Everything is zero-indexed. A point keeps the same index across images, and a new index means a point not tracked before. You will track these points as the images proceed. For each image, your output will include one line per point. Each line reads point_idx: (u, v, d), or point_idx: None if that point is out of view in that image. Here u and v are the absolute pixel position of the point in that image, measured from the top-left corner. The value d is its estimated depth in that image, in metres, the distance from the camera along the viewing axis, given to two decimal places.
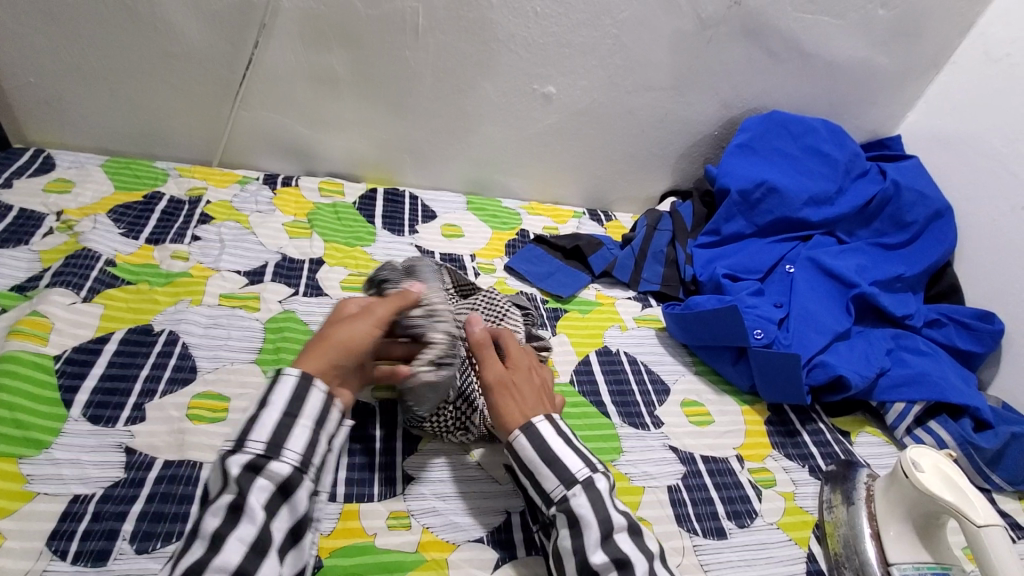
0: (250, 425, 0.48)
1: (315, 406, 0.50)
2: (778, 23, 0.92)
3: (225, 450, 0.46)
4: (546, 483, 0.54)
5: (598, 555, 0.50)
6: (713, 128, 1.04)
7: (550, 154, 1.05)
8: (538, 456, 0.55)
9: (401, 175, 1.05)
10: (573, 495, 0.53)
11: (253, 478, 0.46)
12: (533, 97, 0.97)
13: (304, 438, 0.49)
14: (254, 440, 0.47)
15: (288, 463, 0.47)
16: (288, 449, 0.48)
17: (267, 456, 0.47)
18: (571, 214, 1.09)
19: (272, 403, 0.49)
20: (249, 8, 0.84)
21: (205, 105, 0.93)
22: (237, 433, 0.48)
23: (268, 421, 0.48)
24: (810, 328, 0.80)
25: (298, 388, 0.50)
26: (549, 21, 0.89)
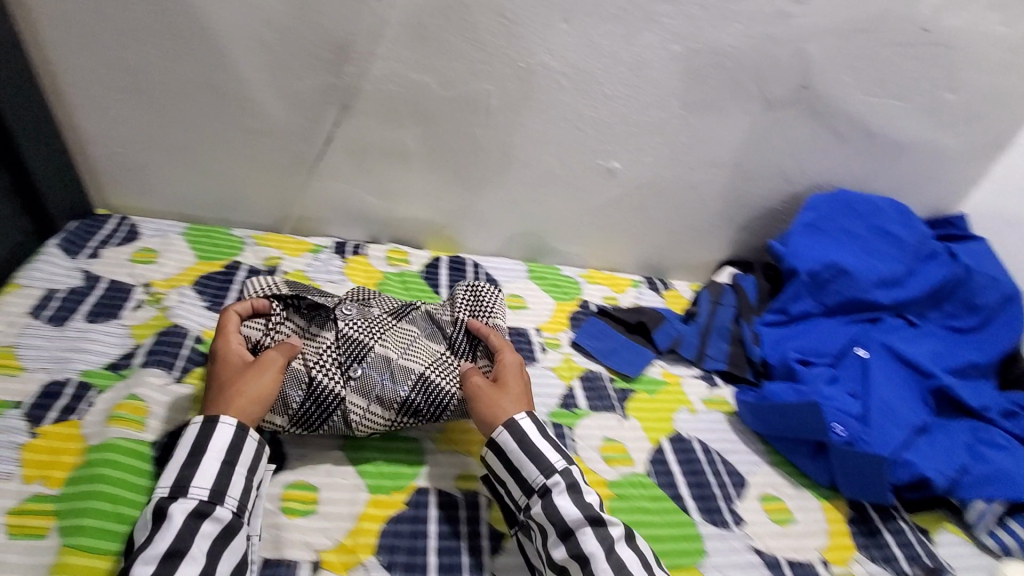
0: (188, 472, 0.55)
1: (248, 454, 0.59)
2: (845, 104, 0.94)
3: (164, 497, 0.54)
4: (513, 491, 0.64)
5: (560, 552, 0.59)
6: (773, 203, 1.04)
7: (611, 224, 1.06)
8: (502, 469, 0.65)
9: (462, 241, 1.08)
10: (533, 502, 0.62)
11: (194, 525, 0.53)
12: (598, 171, 0.99)
13: (240, 485, 0.57)
14: (196, 486, 0.55)
15: (230, 509, 0.55)
16: (228, 497, 0.56)
17: (210, 502, 0.54)
18: (629, 283, 1.10)
19: (209, 451, 0.57)
20: (331, 89, 0.88)
21: (281, 176, 0.97)
22: (176, 480, 0.55)
23: (209, 470, 0.56)
24: (889, 419, 0.78)
25: (235, 438, 0.59)
26: (618, 102, 0.91)
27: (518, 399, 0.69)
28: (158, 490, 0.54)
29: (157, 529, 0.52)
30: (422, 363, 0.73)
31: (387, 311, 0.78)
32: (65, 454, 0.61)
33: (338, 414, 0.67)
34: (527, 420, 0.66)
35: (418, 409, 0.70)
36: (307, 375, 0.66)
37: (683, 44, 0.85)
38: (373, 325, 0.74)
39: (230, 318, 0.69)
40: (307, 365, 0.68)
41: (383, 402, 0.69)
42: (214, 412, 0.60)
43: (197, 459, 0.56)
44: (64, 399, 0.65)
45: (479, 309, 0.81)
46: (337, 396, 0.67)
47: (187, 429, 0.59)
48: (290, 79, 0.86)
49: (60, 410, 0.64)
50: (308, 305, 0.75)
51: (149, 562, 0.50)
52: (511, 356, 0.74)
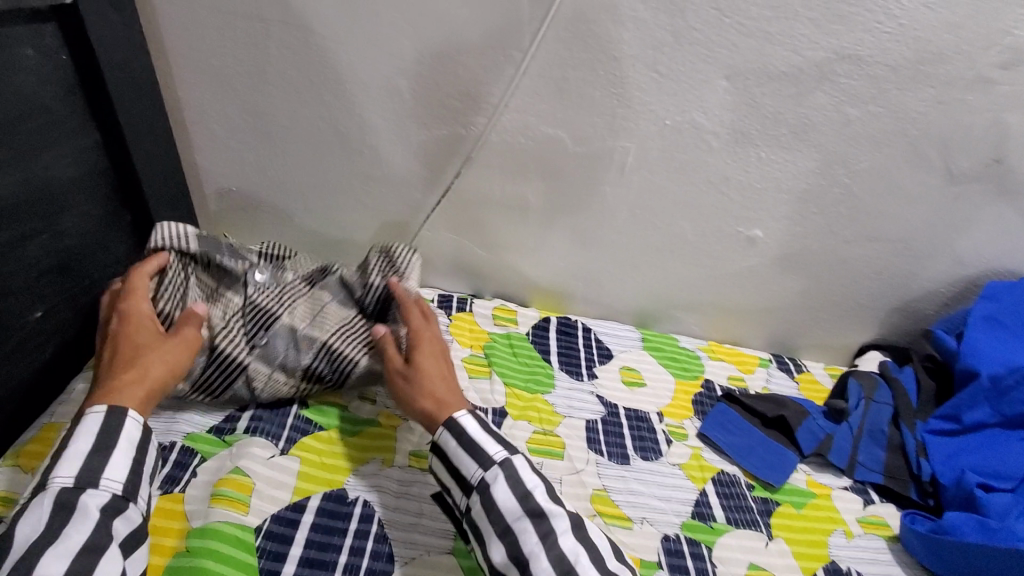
0: (97, 462, 0.52)
1: (151, 443, 0.56)
2: None
3: (68, 489, 0.50)
4: (454, 494, 0.60)
5: (498, 554, 0.54)
6: (938, 286, 0.90)
7: (740, 295, 0.95)
8: (449, 475, 0.60)
9: (571, 301, 1.00)
10: (473, 501, 0.57)
11: (111, 523, 0.50)
12: (735, 239, 0.89)
13: (145, 474, 0.55)
14: (109, 478, 0.52)
15: (140, 503, 0.53)
16: (140, 492, 0.53)
17: (124, 496, 0.52)
18: (756, 360, 0.96)
19: (120, 442, 0.54)
20: (458, 139, 0.83)
21: (393, 224, 0.92)
22: (83, 471, 0.51)
23: (121, 461, 0.53)
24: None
25: (141, 427, 0.56)
26: (771, 166, 0.81)
27: (450, 386, 0.67)
28: (60, 482, 0.50)
29: (70, 522, 0.48)
30: (304, 330, 0.76)
31: (303, 280, 0.81)
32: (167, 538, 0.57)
33: (240, 381, 0.70)
34: (468, 416, 0.62)
35: (326, 378, 0.73)
36: (248, 349, 0.72)
37: (861, 106, 0.75)
38: (282, 296, 0.78)
39: (139, 279, 0.69)
40: (221, 340, 0.71)
41: (263, 361, 0.72)
42: (116, 400, 0.56)
43: (106, 451, 0.53)
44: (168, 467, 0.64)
45: (392, 269, 0.80)
46: (239, 363, 0.70)
47: (87, 417, 0.54)
48: (417, 127, 0.82)
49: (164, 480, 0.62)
50: (246, 302, 0.76)
51: (61, 558, 0.46)
52: (434, 336, 0.72)
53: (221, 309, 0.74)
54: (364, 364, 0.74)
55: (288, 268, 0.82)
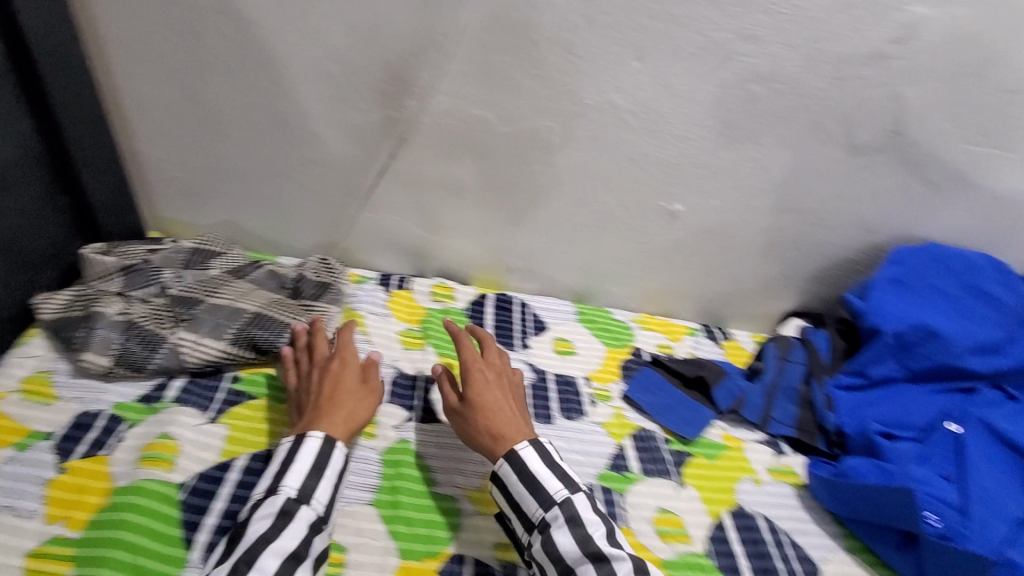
0: (277, 479, 0.58)
1: (337, 462, 0.60)
2: (944, 152, 0.83)
3: (292, 499, 0.56)
4: (524, 511, 0.60)
5: None
6: (848, 253, 0.96)
7: (668, 268, 1.00)
8: (506, 498, 0.62)
9: (510, 278, 1.04)
10: (538, 532, 0.59)
11: (312, 538, 0.55)
12: (658, 213, 0.93)
13: (329, 493, 0.58)
14: (317, 498, 0.57)
15: (315, 510, 0.57)
16: (315, 499, 0.57)
17: (296, 500, 0.56)
18: (685, 330, 1.03)
19: (326, 470, 0.59)
20: (390, 123, 0.86)
21: (334, 206, 0.96)
22: (302, 488, 0.57)
23: (300, 471, 0.58)
24: (991, 508, 0.68)
25: (320, 449, 0.60)
26: (687, 143, 0.86)
27: (539, 426, 0.66)
28: (287, 492, 0.56)
29: (286, 528, 0.54)
30: (241, 303, 0.80)
31: (225, 272, 0.86)
32: (89, 495, 0.60)
33: (164, 352, 0.73)
34: (529, 449, 0.62)
35: (257, 344, 0.76)
36: (163, 330, 0.75)
37: (765, 83, 0.79)
38: (209, 285, 0.83)
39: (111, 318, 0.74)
40: (140, 320, 0.76)
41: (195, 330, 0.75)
42: (325, 428, 0.63)
43: (320, 473, 0.59)
44: (96, 432, 0.66)
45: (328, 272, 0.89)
46: (165, 337, 0.74)
47: (307, 439, 0.61)
48: (349, 111, 0.85)
49: (90, 445, 0.65)
50: (165, 294, 0.81)
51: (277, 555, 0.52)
52: (492, 368, 0.73)
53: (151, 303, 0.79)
54: (281, 337, 0.77)
55: (213, 262, 0.87)
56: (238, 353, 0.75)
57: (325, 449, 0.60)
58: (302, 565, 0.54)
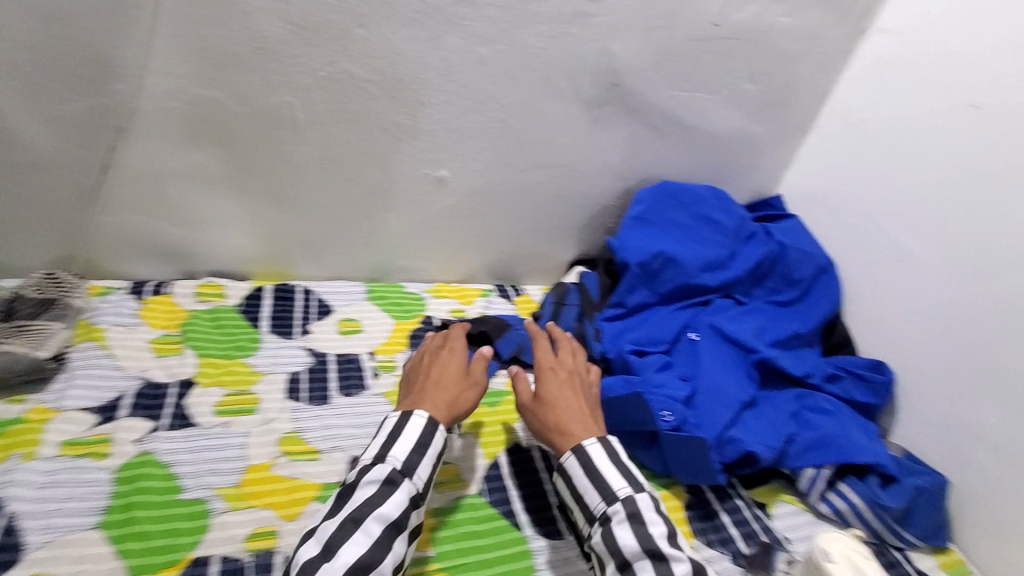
0: (415, 458, 0.63)
1: (439, 442, 0.66)
2: (655, 100, 0.95)
3: (396, 469, 0.61)
4: (590, 501, 0.63)
5: None
6: (607, 199, 1.06)
7: (452, 235, 1.03)
8: (580, 471, 0.65)
9: (294, 267, 1.00)
10: (593, 530, 0.62)
11: (412, 510, 0.60)
12: (426, 180, 0.95)
13: (426, 469, 0.64)
14: (391, 457, 0.62)
15: (415, 485, 0.62)
16: (416, 474, 0.63)
17: (400, 472, 0.62)
18: (478, 293, 1.08)
19: (432, 446, 0.65)
20: (103, 111, 0.77)
21: (62, 214, 0.84)
22: (358, 469, 0.61)
23: (404, 443, 0.64)
24: (712, 396, 0.80)
25: (426, 429, 0.65)
26: (433, 108, 0.87)
27: (587, 421, 0.69)
28: (393, 461, 0.62)
29: (389, 495, 0.60)
30: None
31: None
32: None
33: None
34: (569, 456, 0.66)
35: None
36: None
37: (490, 45, 0.83)
38: None
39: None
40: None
41: None
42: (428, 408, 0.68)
43: (423, 451, 0.64)
44: None
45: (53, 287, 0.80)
46: None
47: (413, 418, 0.66)
48: (49, 102, 0.75)
49: None
50: None
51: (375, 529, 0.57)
52: (566, 367, 0.75)
53: None
54: None
55: None
56: None
57: (428, 428, 0.66)
58: (400, 535, 0.58)
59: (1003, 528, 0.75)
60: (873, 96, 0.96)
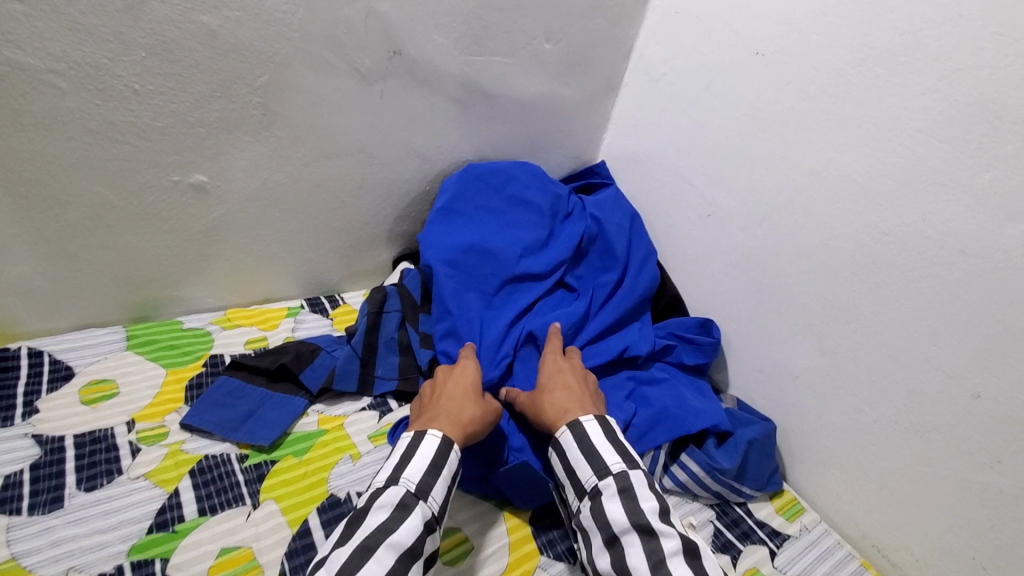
0: (428, 479, 0.58)
1: (452, 462, 0.61)
2: (447, 69, 0.84)
3: (411, 492, 0.56)
4: (582, 474, 0.62)
5: (603, 560, 0.57)
6: (420, 185, 0.94)
7: (236, 251, 0.85)
8: (580, 452, 0.64)
9: (15, 322, 0.76)
10: (584, 503, 0.61)
11: (425, 537, 0.55)
12: (178, 190, 0.76)
13: (442, 490, 0.59)
14: (408, 479, 0.58)
15: (431, 508, 0.57)
16: (430, 496, 0.58)
17: (415, 495, 0.56)
18: (285, 312, 0.92)
19: (444, 466, 0.60)
20: None
21: None
22: (421, 482, 0.58)
23: (418, 466, 0.59)
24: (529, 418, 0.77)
25: (440, 447, 0.61)
26: (158, 99, 0.68)
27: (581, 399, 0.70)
28: (408, 482, 0.57)
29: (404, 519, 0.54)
30: None
31: None
32: None
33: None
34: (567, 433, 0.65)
35: None
36: None
37: (216, 12, 0.65)
38: None
39: None
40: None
41: None
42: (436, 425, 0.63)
43: (438, 471, 0.60)
44: None
45: None
46: None
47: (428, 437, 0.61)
48: None
49: None
50: None
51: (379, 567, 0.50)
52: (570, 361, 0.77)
53: None
54: None
55: None
56: None
57: (445, 446, 0.61)
58: (417, 562, 0.53)
59: (821, 460, 0.79)
60: (670, 49, 0.93)
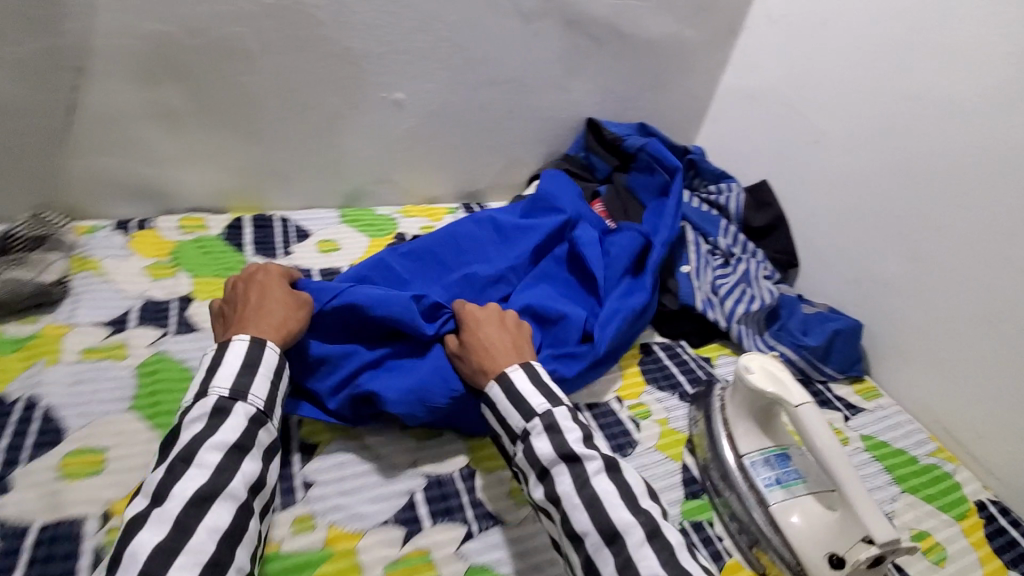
0: (244, 380, 0.60)
1: (270, 361, 0.62)
2: (591, 11, 1.02)
3: (224, 396, 0.58)
4: (513, 420, 0.62)
5: (539, 490, 0.60)
6: (559, 112, 1.13)
7: (416, 158, 1.09)
8: (507, 398, 0.63)
9: (267, 199, 1.04)
10: (518, 448, 0.62)
11: (255, 430, 0.58)
12: (383, 104, 1.00)
13: (263, 388, 0.61)
14: (217, 386, 0.59)
15: (255, 406, 0.59)
16: (251, 395, 0.60)
17: (230, 398, 0.58)
18: (446, 211, 1.16)
19: (261, 368, 0.61)
20: (59, 52, 0.78)
21: (30, 161, 0.85)
22: (234, 385, 0.59)
23: (229, 373, 0.60)
24: (349, 353, 0.71)
25: (249, 352, 0.62)
26: (382, 31, 0.92)
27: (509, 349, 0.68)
28: (219, 390, 0.58)
29: (224, 423, 0.57)
30: None
31: None
32: None
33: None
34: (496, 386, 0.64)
35: None
36: None
37: None
38: None
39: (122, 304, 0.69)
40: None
41: None
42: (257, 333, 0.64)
43: (254, 370, 0.61)
44: None
45: (42, 221, 0.82)
46: None
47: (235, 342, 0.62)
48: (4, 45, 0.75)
49: None
50: None
51: (215, 453, 0.55)
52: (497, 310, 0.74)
53: None
54: None
55: None
56: None
57: (253, 349, 0.62)
58: (247, 455, 0.57)
59: (900, 353, 0.90)
60: None
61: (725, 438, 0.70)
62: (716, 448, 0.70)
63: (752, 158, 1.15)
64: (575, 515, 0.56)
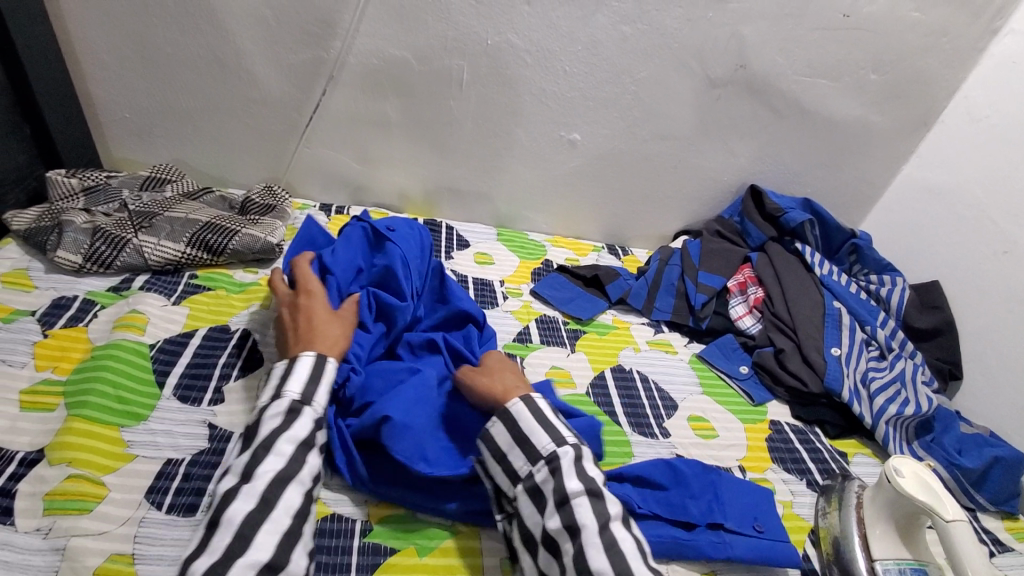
0: (311, 388, 0.59)
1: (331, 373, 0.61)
2: (777, 84, 1.04)
3: (298, 400, 0.57)
4: (539, 439, 0.58)
5: (553, 521, 0.53)
6: (721, 174, 1.15)
7: (575, 193, 1.17)
8: (510, 437, 0.59)
9: (438, 207, 1.16)
10: (538, 471, 0.56)
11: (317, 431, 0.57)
12: (560, 142, 1.09)
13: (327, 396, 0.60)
14: (290, 390, 0.58)
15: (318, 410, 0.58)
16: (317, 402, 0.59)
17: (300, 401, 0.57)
18: (590, 248, 1.22)
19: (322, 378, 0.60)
20: (320, 62, 0.96)
21: (275, 143, 1.04)
22: (305, 387, 0.58)
23: (298, 378, 0.59)
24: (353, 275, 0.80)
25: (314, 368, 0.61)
26: (575, 78, 1.01)
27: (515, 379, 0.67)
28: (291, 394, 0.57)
29: (297, 422, 0.56)
30: (192, 214, 0.91)
31: (179, 193, 0.97)
32: (71, 351, 0.69)
33: (127, 251, 0.83)
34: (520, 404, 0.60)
35: (212, 248, 0.87)
36: (125, 232, 0.85)
37: (632, 25, 0.96)
38: (165, 202, 0.93)
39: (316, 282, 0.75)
40: (104, 226, 0.84)
41: (151, 234, 0.86)
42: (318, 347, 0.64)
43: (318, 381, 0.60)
44: (72, 310, 0.75)
45: (273, 195, 1.01)
46: (127, 239, 0.84)
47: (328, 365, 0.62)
48: (286, 52, 0.95)
49: (69, 318, 0.74)
50: (126, 209, 0.90)
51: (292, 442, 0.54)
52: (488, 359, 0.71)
53: (103, 213, 0.89)
54: (232, 241, 0.88)
55: (167, 187, 0.97)
56: (190, 255, 0.86)
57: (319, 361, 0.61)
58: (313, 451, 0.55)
59: None
60: (1000, 93, 0.99)
61: (859, 536, 0.66)
62: (846, 546, 0.67)
63: (926, 255, 1.08)
64: (592, 554, 0.49)
